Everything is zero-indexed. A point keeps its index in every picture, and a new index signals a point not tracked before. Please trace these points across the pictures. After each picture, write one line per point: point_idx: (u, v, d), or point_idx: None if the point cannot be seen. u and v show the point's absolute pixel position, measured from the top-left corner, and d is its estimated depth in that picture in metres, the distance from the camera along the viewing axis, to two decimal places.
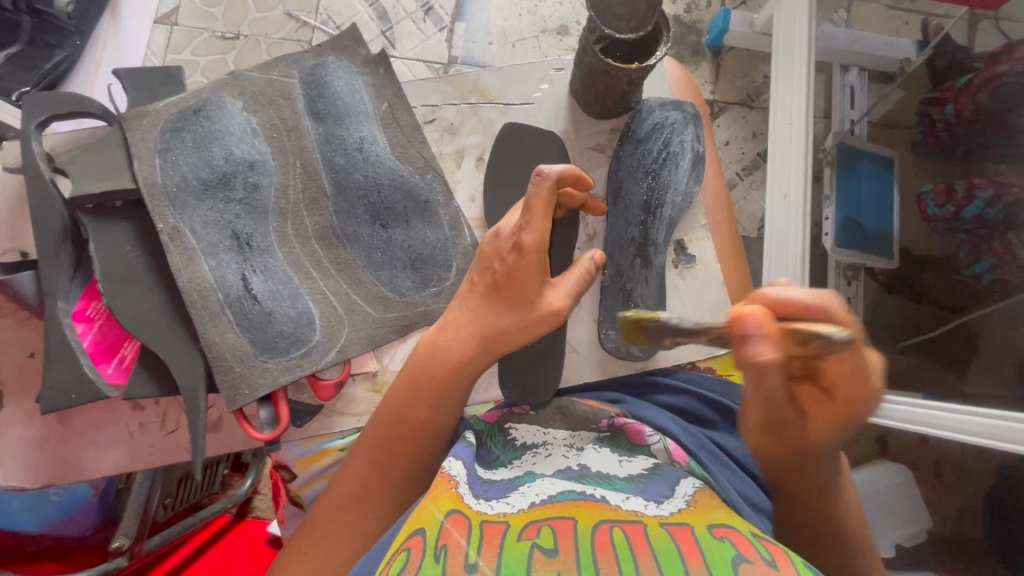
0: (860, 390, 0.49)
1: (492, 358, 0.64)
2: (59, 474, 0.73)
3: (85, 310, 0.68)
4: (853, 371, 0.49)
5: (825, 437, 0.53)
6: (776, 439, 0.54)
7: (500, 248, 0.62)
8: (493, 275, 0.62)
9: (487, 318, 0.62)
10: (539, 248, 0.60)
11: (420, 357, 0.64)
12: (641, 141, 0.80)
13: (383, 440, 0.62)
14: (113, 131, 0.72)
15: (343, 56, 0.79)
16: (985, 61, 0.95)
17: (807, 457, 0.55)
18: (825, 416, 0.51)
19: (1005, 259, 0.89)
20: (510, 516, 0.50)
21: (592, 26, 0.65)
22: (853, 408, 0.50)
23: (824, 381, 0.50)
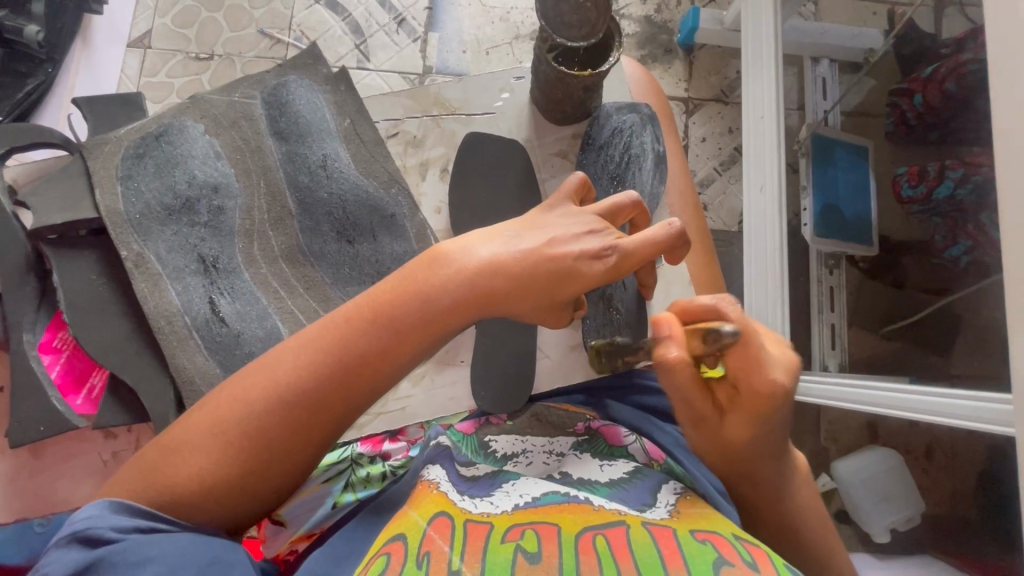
0: (767, 383, 0.51)
1: (474, 319, 0.54)
2: (34, 507, 0.72)
3: (51, 341, 0.69)
4: (758, 365, 0.51)
5: (756, 439, 0.53)
6: (708, 442, 0.56)
7: (586, 246, 0.55)
8: (562, 262, 0.54)
9: (523, 302, 0.54)
10: (623, 275, 0.57)
11: (392, 296, 0.52)
12: (602, 147, 0.80)
13: (315, 375, 0.50)
14: (74, 161, 0.72)
15: (304, 74, 0.80)
16: (952, 48, 0.95)
17: (743, 459, 0.55)
18: (746, 416, 0.53)
19: (979, 240, 0.88)
20: (495, 517, 0.50)
21: (543, 36, 0.67)
22: (766, 405, 0.52)
23: (734, 377, 0.52)
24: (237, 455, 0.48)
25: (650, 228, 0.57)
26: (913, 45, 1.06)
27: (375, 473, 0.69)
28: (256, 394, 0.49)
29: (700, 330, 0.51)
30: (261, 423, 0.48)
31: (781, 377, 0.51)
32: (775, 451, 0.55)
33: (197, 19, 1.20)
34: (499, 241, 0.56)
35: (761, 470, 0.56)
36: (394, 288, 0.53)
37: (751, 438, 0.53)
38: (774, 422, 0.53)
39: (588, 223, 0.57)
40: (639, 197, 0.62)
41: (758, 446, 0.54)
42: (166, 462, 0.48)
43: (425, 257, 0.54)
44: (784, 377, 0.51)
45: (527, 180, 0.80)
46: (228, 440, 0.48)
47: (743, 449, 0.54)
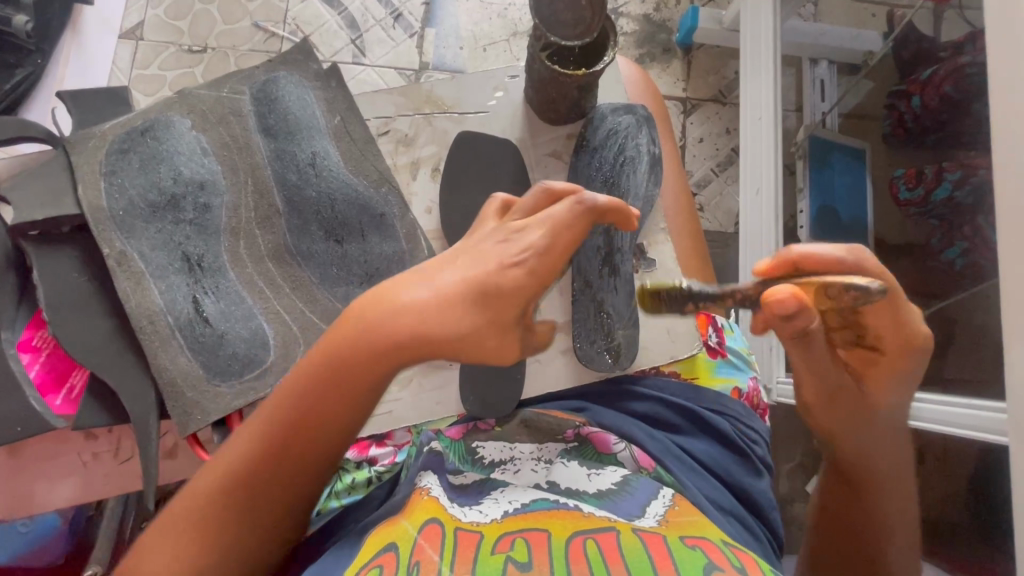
0: (917, 337, 0.52)
1: (412, 357, 0.50)
2: (13, 508, 0.71)
3: (31, 339, 0.67)
4: (901, 318, 0.51)
5: (893, 395, 0.56)
6: (838, 407, 0.57)
7: (501, 259, 0.49)
8: (478, 286, 0.47)
9: (450, 337, 0.48)
10: (554, 275, 0.50)
11: (331, 355, 0.49)
12: (596, 150, 0.79)
13: (282, 431, 0.50)
14: (56, 155, 0.70)
15: (294, 70, 0.79)
16: (950, 51, 0.93)
17: (869, 420, 0.57)
18: (890, 374, 0.55)
19: (975, 243, 0.86)
20: (484, 526, 0.49)
21: (538, 34, 0.67)
22: (908, 361, 0.54)
23: (875, 336, 0.53)
24: (244, 501, 0.52)
25: (557, 206, 0.50)
26: (912, 48, 1.05)
27: (361, 479, 0.67)
28: (241, 451, 0.51)
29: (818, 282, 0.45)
30: (252, 472, 0.51)
31: (925, 330, 0.53)
32: (903, 410, 0.57)
33: (190, 11, 1.18)
34: (427, 272, 0.50)
35: (880, 433, 0.57)
36: (338, 333, 0.51)
37: (895, 397, 0.56)
38: (916, 377, 0.55)
39: (509, 229, 0.51)
40: (547, 183, 0.53)
41: (892, 404, 0.56)
42: (178, 515, 0.52)
43: (370, 295, 0.50)
44: (924, 331, 0.53)
45: (518, 182, 0.79)
46: (231, 495, 0.51)
47: (870, 406, 0.56)
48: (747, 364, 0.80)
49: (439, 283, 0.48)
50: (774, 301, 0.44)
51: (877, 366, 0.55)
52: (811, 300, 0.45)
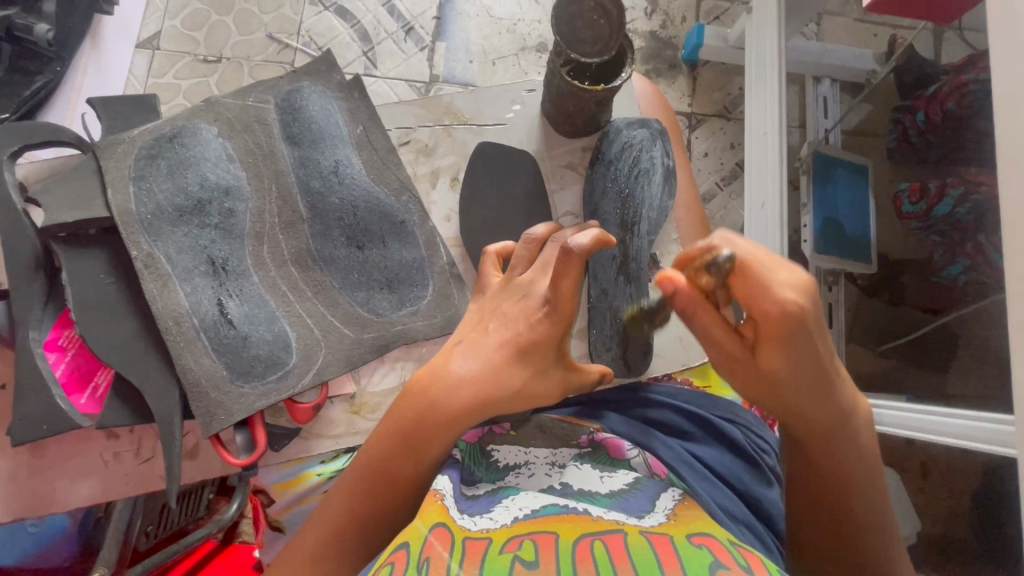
0: (781, 302, 0.46)
1: (484, 416, 0.59)
2: (32, 507, 0.71)
3: (57, 339, 0.68)
4: (760, 288, 0.46)
5: (796, 367, 0.49)
6: (750, 383, 0.52)
7: (530, 304, 0.60)
8: (519, 341, 0.59)
9: (508, 392, 0.58)
10: (571, 316, 0.58)
11: (414, 403, 0.59)
12: (612, 162, 0.80)
13: (381, 459, 0.59)
14: (87, 160, 0.72)
15: (318, 80, 0.81)
16: (953, 72, 0.97)
17: (784, 397, 0.51)
18: (777, 347, 0.48)
19: (977, 260, 0.90)
20: (493, 532, 0.50)
21: (558, 49, 0.69)
22: (793, 328, 0.46)
23: (745, 309, 0.48)
24: (356, 522, 0.58)
25: (547, 250, 0.62)
26: (914, 72, 1.08)
27: None
28: (352, 474, 0.60)
29: (697, 262, 0.49)
30: (363, 490, 0.59)
31: (794, 297, 0.46)
32: (818, 378, 0.50)
33: (207, 22, 1.21)
34: (475, 343, 0.61)
35: (798, 399, 0.51)
36: (410, 391, 0.61)
37: (791, 370, 0.49)
38: (811, 346, 0.48)
39: (524, 286, 0.62)
40: (528, 231, 0.64)
41: (801, 375, 0.49)
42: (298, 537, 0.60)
43: (430, 368, 0.61)
44: (797, 296, 0.46)
45: (534, 194, 0.82)
46: (352, 516, 0.58)
47: (778, 378, 0.50)
48: None
49: (487, 351, 0.60)
50: (662, 283, 0.48)
51: (759, 342, 0.49)
52: (696, 278, 0.50)
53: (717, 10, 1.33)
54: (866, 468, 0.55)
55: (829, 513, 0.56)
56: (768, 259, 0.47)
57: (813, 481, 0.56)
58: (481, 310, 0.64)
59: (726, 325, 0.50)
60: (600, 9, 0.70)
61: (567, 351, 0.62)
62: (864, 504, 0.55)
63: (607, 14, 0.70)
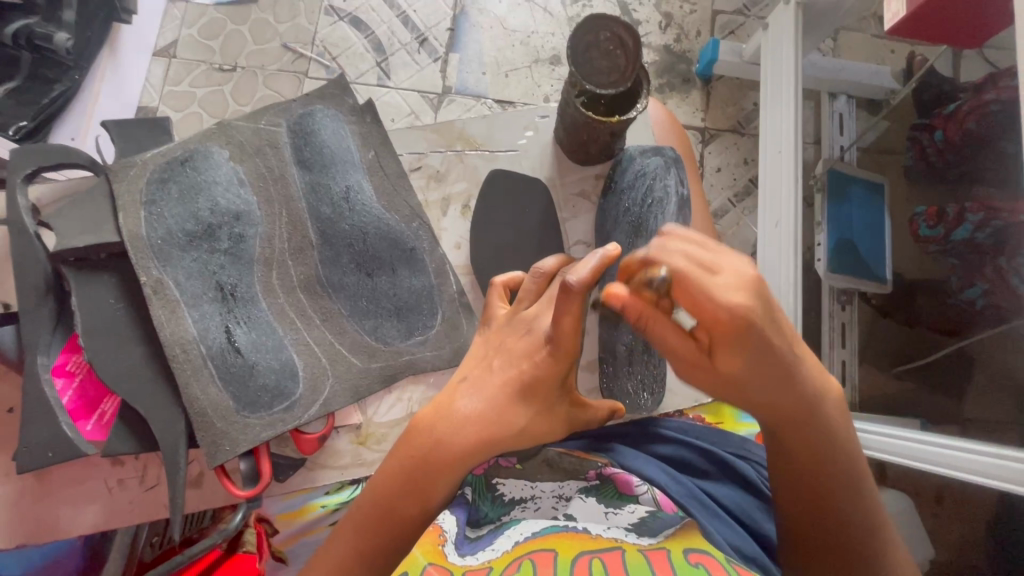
0: (728, 307, 0.43)
1: (489, 453, 0.58)
2: (35, 533, 0.71)
3: (65, 364, 0.67)
4: (703, 295, 0.43)
5: (757, 366, 0.46)
6: (712, 385, 0.49)
7: (536, 341, 0.58)
8: (522, 377, 0.58)
9: (510, 430, 0.58)
10: (574, 353, 0.56)
11: (417, 441, 0.59)
12: (624, 191, 0.78)
13: (384, 493, 0.58)
14: (99, 183, 0.71)
15: (330, 104, 0.81)
16: (971, 91, 0.95)
17: (746, 391, 0.48)
18: (731, 349, 0.45)
19: (997, 285, 0.88)
20: (495, 561, 0.52)
21: (573, 80, 0.68)
22: (748, 330, 0.43)
23: (695, 314, 0.45)
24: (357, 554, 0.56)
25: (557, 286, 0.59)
26: (934, 91, 1.05)
27: None
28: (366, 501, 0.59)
29: (638, 280, 0.48)
30: (365, 519, 0.58)
31: (743, 300, 0.43)
32: (776, 365, 0.46)
33: (224, 32, 1.22)
34: (479, 380, 0.60)
35: (767, 394, 0.48)
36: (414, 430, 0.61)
37: (751, 370, 0.46)
38: (769, 345, 0.45)
39: (529, 321, 0.60)
40: (536, 266, 0.61)
41: (764, 371, 0.46)
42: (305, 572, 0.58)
43: (433, 405, 0.61)
44: (744, 297, 0.43)
45: (546, 221, 0.81)
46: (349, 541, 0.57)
47: (735, 379, 0.47)
48: None
49: (491, 388, 0.59)
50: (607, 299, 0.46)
51: (715, 344, 0.45)
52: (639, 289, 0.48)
53: (732, 24, 1.31)
54: (841, 464, 0.53)
55: (814, 518, 0.53)
56: (703, 259, 0.44)
57: (795, 464, 0.53)
58: (486, 345, 0.63)
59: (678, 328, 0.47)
60: (616, 39, 0.71)
61: (573, 386, 0.61)
62: (840, 472, 0.53)
63: (623, 45, 0.71)
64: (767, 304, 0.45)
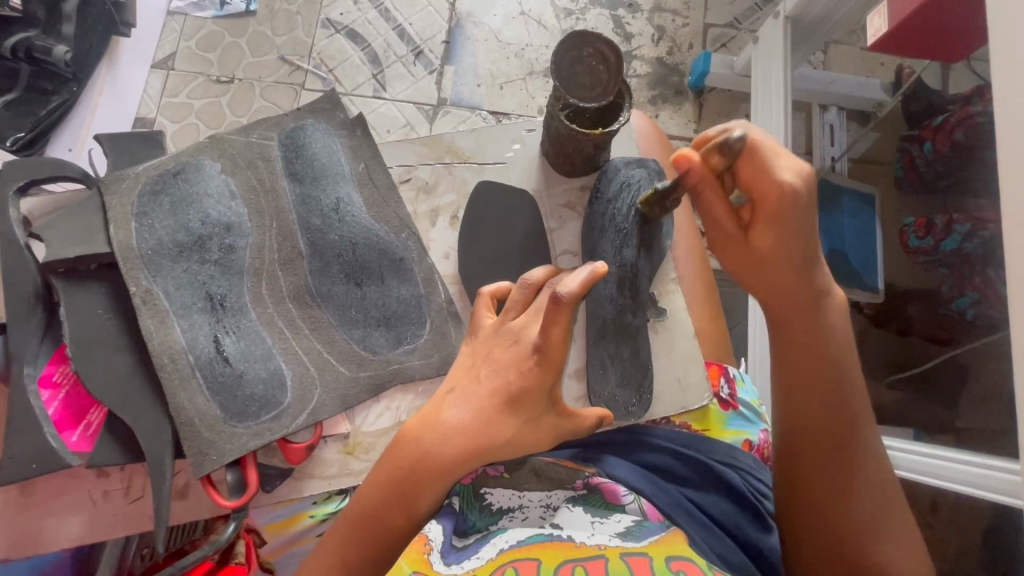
0: (777, 181, 0.54)
1: (477, 464, 0.59)
2: (20, 545, 0.71)
3: (52, 374, 0.68)
4: (764, 169, 0.54)
5: (787, 247, 0.56)
6: (741, 262, 0.60)
7: (523, 349, 0.59)
8: (509, 389, 0.58)
9: (500, 440, 0.58)
10: (561, 363, 0.58)
11: (405, 452, 0.59)
12: (611, 200, 0.79)
13: (371, 499, 0.59)
14: (91, 195, 0.72)
15: (321, 118, 0.82)
16: (959, 103, 0.96)
17: (773, 282, 0.58)
18: (769, 220, 0.56)
19: (987, 295, 0.89)
20: (477, 571, 0.52)
21: (557, 94, 0.69)
22: (786, 209, 0.55)
23: (749, 190, 0.57)
24: (355, 543, 0.58)
25: (542, 298, 0.61)
26: (920, 102, 1.06)
27: None
28: (353, 509, 0.60)
29: (711, 146, 0.56)
30: (365, 508, 0.59)
31: (792, 179, 0.54)
32: (806, 251, 0.57)
33: (221, 44, 1.24)
34: (467, 390, 0.60)
35: (790, 292, 0.58)
36: (401, 440, 0.61)
37: (782, 249, 0.57)
38: (800, 228, 0.56)
39: (516, 331, 0.61)
40: (524, 277, 0.63)
41: (791, 257, 0.57)
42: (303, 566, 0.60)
43: (421, 415, 0.61)
44: (796, 178, 0.54)
45: (534, 231, 0.82)
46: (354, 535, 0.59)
47: (767, 260, 0.58)
48: (759, 416, 0.80)
49: (479, 398, 0.59)
50: (677, 160, 0.56)
51: (756, 217, 0.57)
52: (709, 161, 0.57)
53: (723, 37, 1.34)
54: (859, 412, 0.59)
55: (815, 460, 0.59)
56: (776, 145, 0.55)
57: (816, 387, 0.59)
58: (473, 355, 0.63)
59: (726, 204, 0.58)
60: (599, 55, 0.73)
61: (560, 396, 0.61)
62: (857, 399, 0.60)
63: (606, 60, 0.73)
64: (810, 196, 0.56)
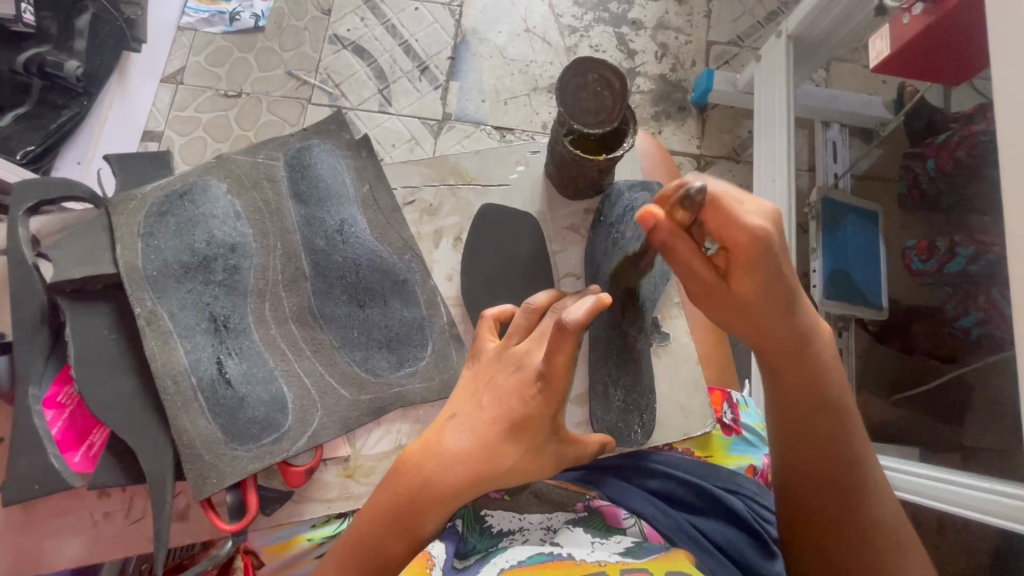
0: (746, 225, 0.54)
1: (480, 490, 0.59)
2: (20, 566, 0.71)
3: (56, 395, 0.68)
4: (730, 216, 0.54)
5: (762, 287, 0.56)
6: (722, 308, 0.59)
7: (525, 377, 0.59)
8: (513, 415, 0.58)
9: (507, 469, 0.58)
10: (564, 390, 0.58)
11: (406, 480, 0.58)
12: (613, 223, 0.80)
13: (374, 524, 0.58)
14: (99, 215, 0.73)
15: (327, 139, 0.83)
16: (962, 121, 0.96)
17: (756, 321, 0.58)
18: (746, 270, 0.56)
19: (991, 314, 0.89)
20: None
21: (561, 119, 0.70)
22: (760, 252, 0.54)
23: (720, 238, 0.56)
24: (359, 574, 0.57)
25: (546, 322, 0.61)
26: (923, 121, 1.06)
27: None
28: (354, 532, 0.59)
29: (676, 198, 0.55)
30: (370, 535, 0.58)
31: (760, 223, 0.54)
32: (787, 300, 0.57)
33: (230, 60, 1.26)
34: (469, 417, 0.60)
35: (768, 327, 0.58)
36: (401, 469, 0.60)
37: (756, 293, 0.56)
38: (776, 266, 0.55)
39: (519, 357, 0.61)
40: (528, 301, 0.63)
41: (771, 295, 0.56)
42: None
43: (422, 442, 0.60)
44: (763, 222, 0.54)
45: (537, 253, 0.82)
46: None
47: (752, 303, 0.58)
48: (762, 440, 0.81)
49: (481, 425, 0.59)
50: (643, 219, 0.56)
51: (732, 266, 0.56)
52: (674, 213, 0.56)
53: (725, 55, 1.35)
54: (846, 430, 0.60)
55: (813, 497, 0.59)
56: (736, 192, 0.55)
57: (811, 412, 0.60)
58: (476, 379, 0.62)
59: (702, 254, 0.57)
60: (604, 81, 0.74)
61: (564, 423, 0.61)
62: (846, 438, 0.60)
63: (610, 86, 0.73)
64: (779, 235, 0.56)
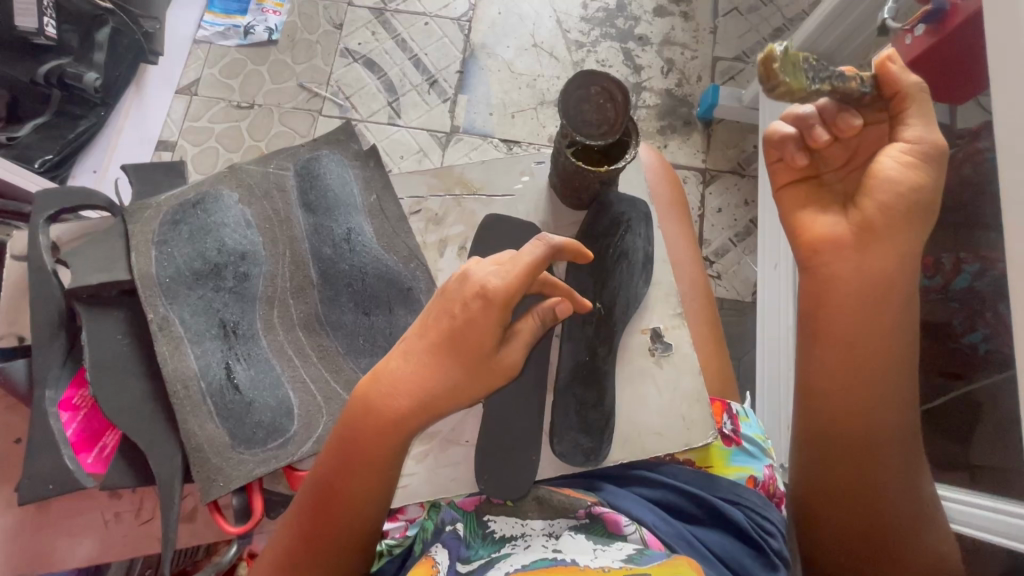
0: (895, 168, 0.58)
1: (430, 412, 0.56)
2: (31, 565, 0.72)
3: (71, 398, 0.69)
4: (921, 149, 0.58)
5: (877, 225, 0.58)
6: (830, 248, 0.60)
7: (466, 291, 0.56)
8: (450, 326, 0.56)
9: (443, 385, 0.55)
10: (508, 300, 0.55)
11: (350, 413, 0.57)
12: (598, 236, 0.81)
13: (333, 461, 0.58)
14: (115, 223, 0.75)
15: (337, 150, 0.85)
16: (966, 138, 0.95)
17: (860, 265, 0.59)
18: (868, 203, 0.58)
19: (998, 330, 0.88)
20: None
21: (565, 132, 0.73)
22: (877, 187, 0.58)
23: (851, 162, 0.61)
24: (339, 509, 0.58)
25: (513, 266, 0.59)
26: None
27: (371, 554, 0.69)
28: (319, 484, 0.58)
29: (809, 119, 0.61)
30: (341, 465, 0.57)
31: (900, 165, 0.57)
32: (907, 247, 0.58)
33: (243, 71, 1.29)
34: (408, 342, 0.58)
35: (878, 272, 0.59)
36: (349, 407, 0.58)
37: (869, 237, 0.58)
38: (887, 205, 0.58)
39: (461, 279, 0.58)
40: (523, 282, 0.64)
41: (885, 233, 0.58)
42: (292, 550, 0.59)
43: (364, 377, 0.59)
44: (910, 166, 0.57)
45: None
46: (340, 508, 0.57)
47: (840, 238, 0.59)
48: (763, 451, 0.79)
49: (421, 346, 0.57)
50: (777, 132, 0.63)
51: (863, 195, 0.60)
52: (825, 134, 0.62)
53: (731, 70, 1.36)
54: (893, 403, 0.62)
55: (848, 453, 0.63)
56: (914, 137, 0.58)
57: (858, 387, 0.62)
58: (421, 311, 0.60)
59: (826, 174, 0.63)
60: (605, 93, 0.75)
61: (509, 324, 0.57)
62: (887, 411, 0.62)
63: (613, 99, 0.75)
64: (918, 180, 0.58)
